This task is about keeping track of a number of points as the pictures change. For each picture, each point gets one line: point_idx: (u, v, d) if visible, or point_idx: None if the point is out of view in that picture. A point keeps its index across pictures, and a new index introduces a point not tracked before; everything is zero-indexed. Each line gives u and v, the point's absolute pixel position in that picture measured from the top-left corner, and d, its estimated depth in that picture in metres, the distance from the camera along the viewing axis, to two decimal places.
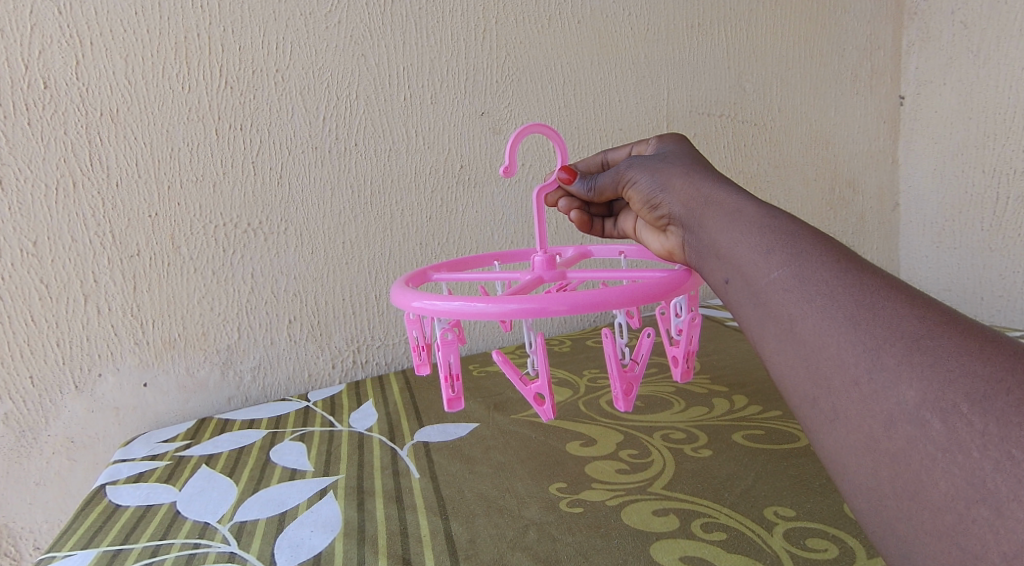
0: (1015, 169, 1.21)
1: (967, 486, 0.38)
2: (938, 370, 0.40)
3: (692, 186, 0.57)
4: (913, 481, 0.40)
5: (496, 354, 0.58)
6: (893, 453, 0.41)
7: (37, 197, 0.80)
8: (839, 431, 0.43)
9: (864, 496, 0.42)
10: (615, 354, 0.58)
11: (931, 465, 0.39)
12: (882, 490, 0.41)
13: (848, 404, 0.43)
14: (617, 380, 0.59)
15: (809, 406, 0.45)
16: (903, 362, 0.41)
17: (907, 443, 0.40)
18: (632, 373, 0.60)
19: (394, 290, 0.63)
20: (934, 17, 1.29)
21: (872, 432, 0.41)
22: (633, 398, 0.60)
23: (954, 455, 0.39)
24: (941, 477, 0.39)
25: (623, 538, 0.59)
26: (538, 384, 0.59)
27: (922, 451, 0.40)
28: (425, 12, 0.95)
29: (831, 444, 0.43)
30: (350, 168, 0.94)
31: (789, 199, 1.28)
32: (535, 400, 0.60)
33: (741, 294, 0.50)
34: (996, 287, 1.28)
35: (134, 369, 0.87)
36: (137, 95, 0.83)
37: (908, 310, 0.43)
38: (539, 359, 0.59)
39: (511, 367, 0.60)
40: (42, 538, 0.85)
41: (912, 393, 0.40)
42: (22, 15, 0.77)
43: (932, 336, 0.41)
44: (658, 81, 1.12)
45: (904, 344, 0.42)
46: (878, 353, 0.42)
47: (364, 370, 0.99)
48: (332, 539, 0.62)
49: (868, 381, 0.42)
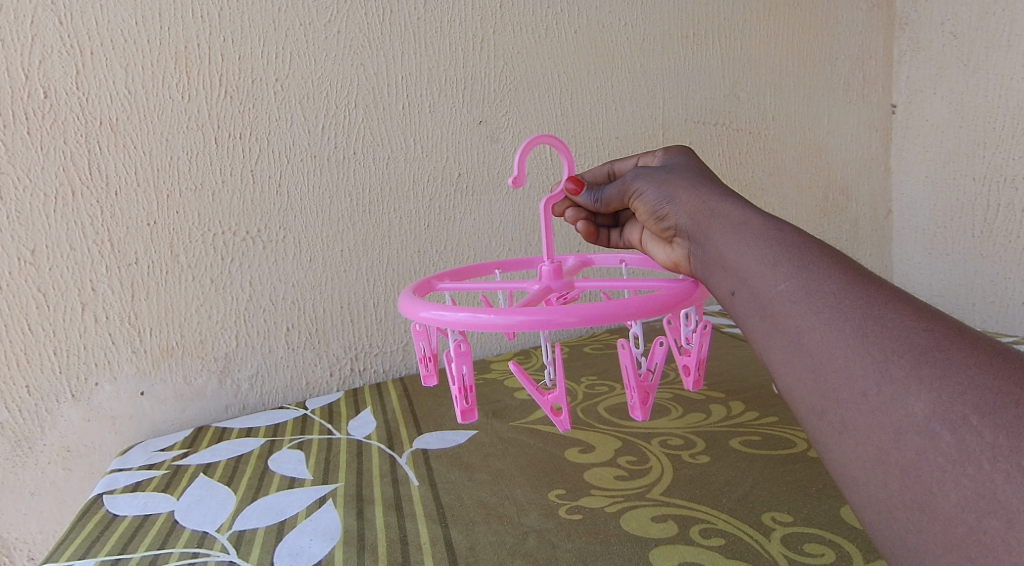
0: (1005, 177, 1.23)
1: (977, 497, 0.39)
2: (947, 382, 0.41)
3: (698, 199, 0.58)
4: (922, 493, 0.40)
5: (513, 367, 0.58)
6: (902, 463, 0.41)
7: (35, 205, 0.80)
8: (847, 443, 0.43)
9: (874, 507, 0.42)
10: (633, 364, 0.59)
11: (941, 477, 0.40)
12: (891, 501, 0.42)
13: (856, 415, 0.43)
14: (635, 390, 0.59)
15: (816, 418, 0.45)
16: (911, 374, 0.42)
17: (916, 454, 0.41)
18: (648, 382, 0.61)
19: (401, 300, 0.63)
20: (924, 28, 1.31)
21: (880, 443, 0.42)
22: (650, 406, 0.60)
23: (964, 466, 0.39)
24: (950, 488, 0.39)
25: (624, 544, 0.59)
26: (555, 396, 0.60)
27: (931, 463, 0.40)
28: (423, 22, 0.96)
29: (838, 453, 0.44)
30: (349, 176, 0.94)
31: (783, 206, 1.28)
32: (553, 411, 0.60)
33: (747, 305, 0.51)
34: (988, 294, 1.30)
35: (131, 378, 0.87)
36: (136, 104, 0.83)
37: (916, 323, 0.43)
38: (556, 371, 0.60)
39: (528, 379, 0.60)
40: (37, 548, 0.85)
41: (920, 405, 0.41)
42: (22, 25, 0.78)
43: (940, 349, 0.42)
44: (654, 90, 1.13)
45: (912, 356, 0.42)
46: (886, 365, 0.43)
47: (362, 378, 0.99)
48: (332, 547, 0.62)
49: (876, 392, 0.42)
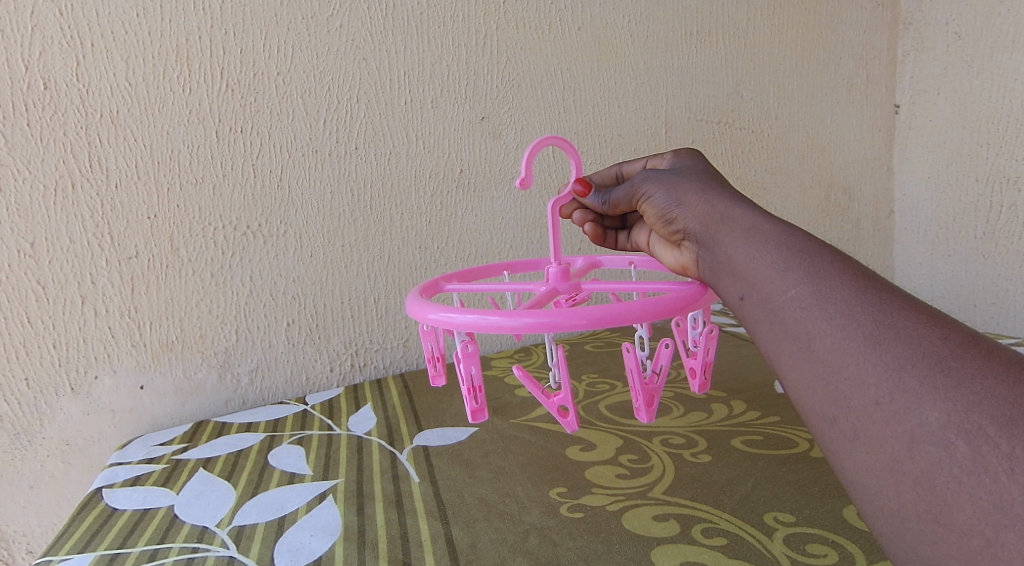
0: (1008, 178, 1.23)
1: (994, 510, 0.38)
2: (963, 392, 0.41)
3: (708, 203, 0.58)
4: (936, 502, 0.40)
5: (518, 369, 0.58)
6: (916, 474, 0.41)
7: (35, 197, 0.79)
8: (860, 451, 0.43)
9: (886, 516, 0.42)
10: (638, 366, 0.59)
11: (956, 488, 0.40)
12: (905, 511, 0.41)
13: (868, 424, 0.43)
14: (639, 392, 0.59)
15: (827, 426, 0.45)
16: (925, 383, 0.42)
17: (931, 464, 0.40)
18: (653, 385, 0.60)
19: (408, 301, 0.63)
20: (928, 27, 1.31)
21: (894, 452, 0.42)
22: (654, 409, 0.60)
23: (980, 478, 0.39)
24: (966, 499, 0.39)
25: (625, 543, 0.59)
26: (562, 397, 0.60)
27: (946, 474, 0.40)
28: (426, 17, 0.96)
29: (849, 462, 0.44)
30: (350, 171, 0.94)
31: (784, 205, 1.28)
32: (559, 413, 0.60)
33: (757, 311, 0.50)
34: (989, 295, 1.30)
35: (131, 372, 0.86)
36: (137, 97, 0.83)
37: (929, 331, 0.43)
38: (561, 372, 0.60)
39: (532, 382, 0.60)
40: (35, 542, 0.85)
41: (935, 415, 0.41)
42: (22, 15, 0.77)
43: (954, 357, 0.42)
44: (656, 87, 1.13)
45: (926, 365, 0.42)
46: (900, 373, 0.42)
47: (362, 374, 0.99)
48: (332, 543, 0.62)
49: (890, 401, 0.42)
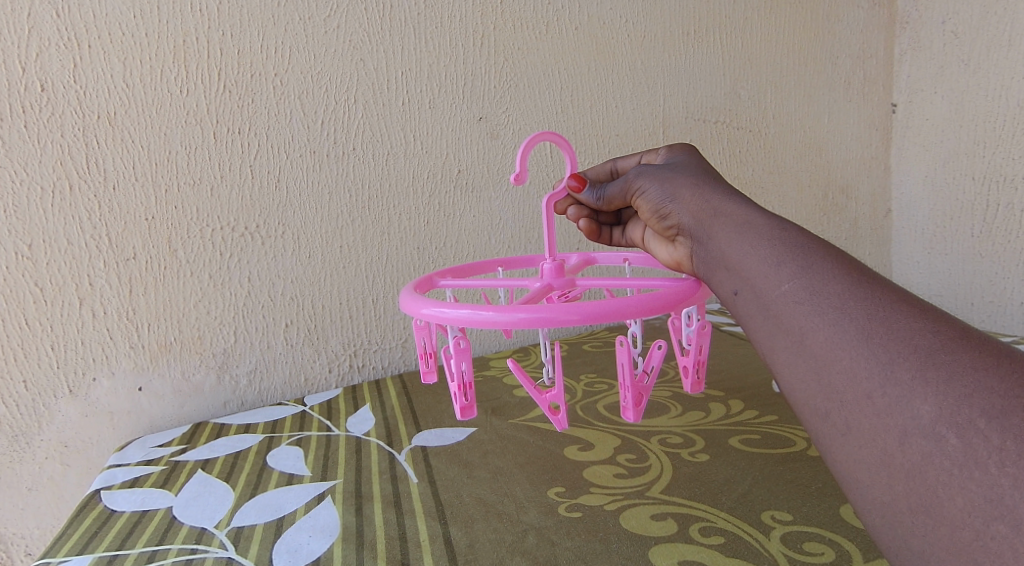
0: (1004, 176, 1.23)
1: (985, 502, 0.38)
2: (954, 385, 0.41)
3: (701, 198, 0.58)
4: (928, 497, 0.40)
5: (511, 364, 0.58)
6: (908, 468, 0.41)
7: (33, 199, 0.80)
8: (853, 447, 0.43)
9: (878, 511, 0.42)
10: (629, 363, 0.59)
11: (947, 481, 0.40)
12: (897, 505, 0.41)
13: (861, 419, 0.43)
14: (628, 389, 0.59)
15: (821, 421, 0.45)
16: (916, 377, 0.42)
17: (922, 458, 0.41)
18: (643, 383, 0.60)
19: (403, 297, 0.63)
20: (925, 26, 1.31)
21: (886, 447, 0.42)
22: (642, 408, 0.60)
23: (971, 471, 0.39)
24: (957, 493, 0.39)
25: (623, 542, 0.59)
26: (553, 394, 0.59)
27: (938, 467, 0.40)
28: (424, 18, 0.96)
29: (843, 457, 0.44)
30: (348, 172, 0.94)
31: (783, 205, 1.28)
32: (549, 410, 0.59)
33: (750, 305, 0.50)
34: (987, 293, 1.30)
35: (129, 374, 0.86)
36: (134, 98, 0.83)
37: (922, 325, 0.43)
38: (554, 368, 0.60)
39: (525, 377, 0.60)
40: (33, 544, 0.85)
41: (926, 409, 0.41)
42: (19, 17, 0.77)
43: (945, 351, 0.42)
44: (654, 88, 1.13)
45: (917, 358, 0.42)
46: (891, 367, 0.42)
47: (361, 374, 0.99)
48: (331, 544, 0.62)
49: (881, 395, 0.42)
